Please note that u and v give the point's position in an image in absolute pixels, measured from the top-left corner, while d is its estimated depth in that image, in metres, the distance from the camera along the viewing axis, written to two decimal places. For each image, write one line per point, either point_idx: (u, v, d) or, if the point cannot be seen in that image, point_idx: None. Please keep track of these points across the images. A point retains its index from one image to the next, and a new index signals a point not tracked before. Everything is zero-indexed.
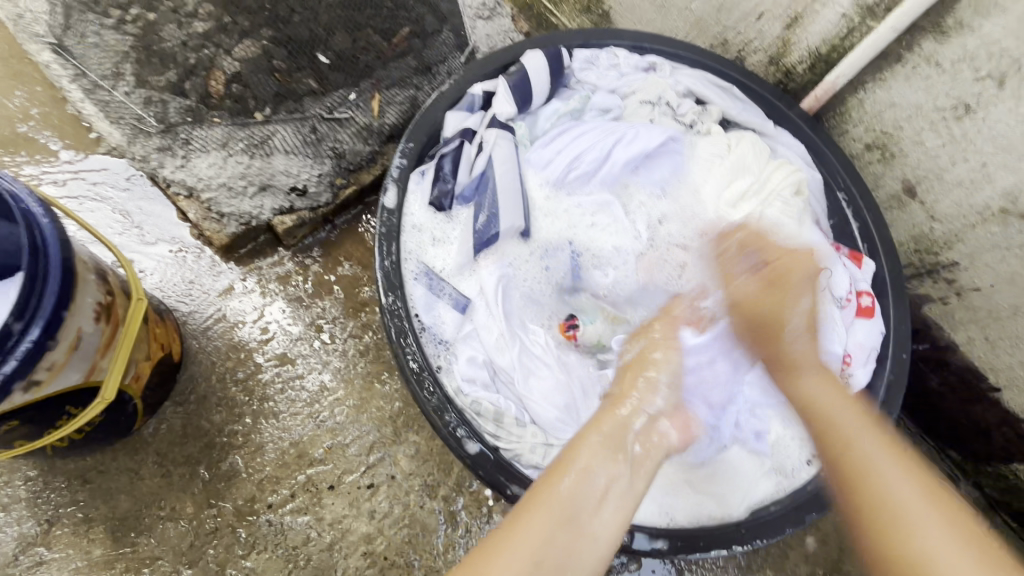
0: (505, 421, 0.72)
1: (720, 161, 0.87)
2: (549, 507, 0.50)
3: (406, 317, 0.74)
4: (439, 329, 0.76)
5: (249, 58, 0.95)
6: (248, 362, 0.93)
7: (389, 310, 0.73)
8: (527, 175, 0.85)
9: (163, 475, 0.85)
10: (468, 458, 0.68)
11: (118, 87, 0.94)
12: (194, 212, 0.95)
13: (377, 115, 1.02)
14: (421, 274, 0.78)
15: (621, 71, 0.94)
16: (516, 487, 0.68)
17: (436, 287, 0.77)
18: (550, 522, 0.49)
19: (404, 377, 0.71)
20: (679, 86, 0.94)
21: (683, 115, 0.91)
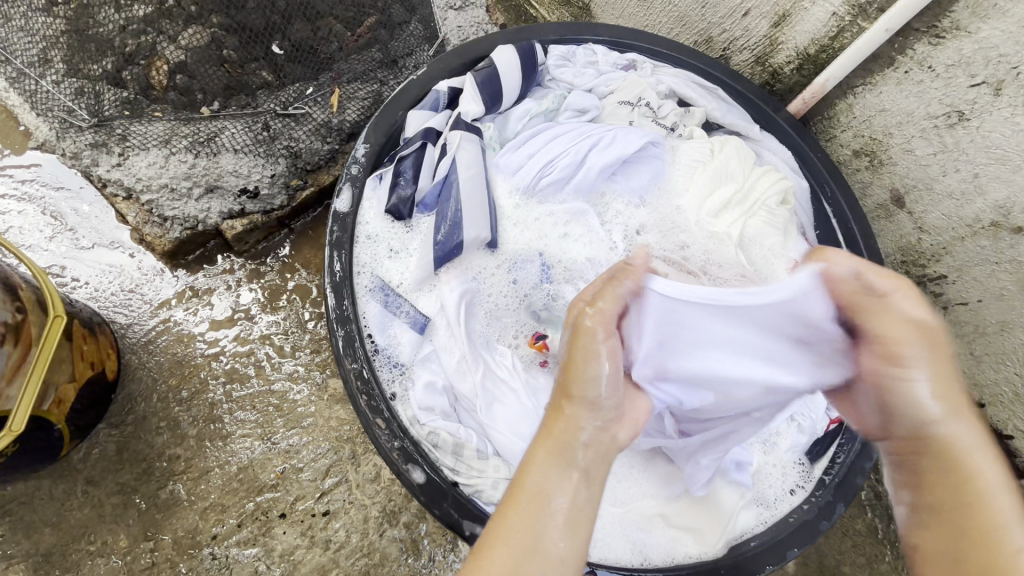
0: (465, 453, 0.66)
1: (702, 168, 0.81)
2: (503, 545, 0.40)
3: (358, 339, 0.68)
4: (395, 350, 0.70)
5: (196, 46, 0.88)
6: (194, 379, 0.86)
7: (341, 333, 0.67)
8: (495, 180, 0.79)
9: (94, 506, 0.77)
10: (414, 487, 0.64)
11: (47, 76, 0.85)
12: (134, 215, 0.86)
13: (336, 111, 0.94)
14: (376, 291, 0.71)
15: (600, 69, 0.88)
16: (474, 526, 0.64)
17: (393, 304, 0.71)
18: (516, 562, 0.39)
19: (355, 407, 0.66)
20: (661, 85, 0.88)
21: (664, 117, 0.85)
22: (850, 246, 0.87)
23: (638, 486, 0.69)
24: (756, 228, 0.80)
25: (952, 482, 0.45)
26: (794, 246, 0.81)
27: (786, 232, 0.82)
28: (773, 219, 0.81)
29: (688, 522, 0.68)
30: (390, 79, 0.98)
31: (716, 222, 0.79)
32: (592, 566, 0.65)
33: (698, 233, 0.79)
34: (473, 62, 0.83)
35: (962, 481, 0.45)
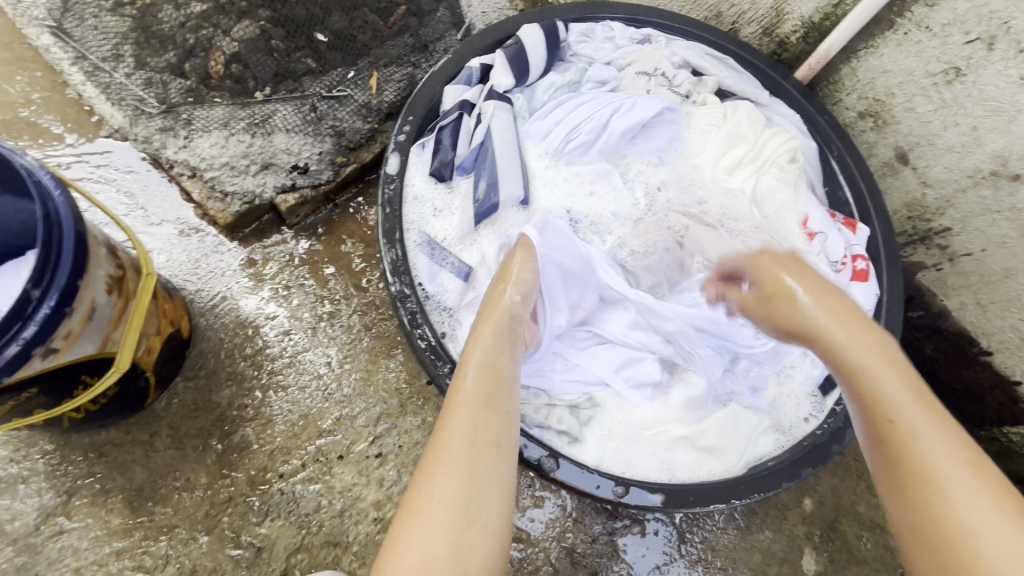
0: None
1: (716, 130, 0.88)
2: (464, 401, 0.57)
3: (411, 286, 0.77)
4: (442, 297, 0.79)
5: (247, 38, 0.98)
6: (256, 338, 0.95)
7: (395, 279, 0.76)
8: (526, 146, 0.86)
9: (176, 447, 0.87)
10: None
11: (118, 69, 0.95)
12: (198, 191, 0.95)
13: (375, 92, 1.02)
14: (423, 243, 0.80)
15: (617, 43, 0.95)
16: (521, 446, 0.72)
17: (438, 256, 0.80)
18: (466, 441, 0.55)
19: (412, 347, 0.74)
20: (676, 56, 0.95)
21: (679, 86, 0.92)
22: (856, 201, 0.93)
23: (665, 413, 0.78)
24: (768, 184, 0.86)
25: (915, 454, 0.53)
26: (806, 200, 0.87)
27: (797, 188, 0.87)
28: (783, 175, 0.87)
29: (709, 443, 0.76)
30: (422, 63, 1.06)
31: (731, 179, 0.86)
32: (623, 481, 0.73)
33: (713, 189, 0.86)
34: (500, 40, 0.90)
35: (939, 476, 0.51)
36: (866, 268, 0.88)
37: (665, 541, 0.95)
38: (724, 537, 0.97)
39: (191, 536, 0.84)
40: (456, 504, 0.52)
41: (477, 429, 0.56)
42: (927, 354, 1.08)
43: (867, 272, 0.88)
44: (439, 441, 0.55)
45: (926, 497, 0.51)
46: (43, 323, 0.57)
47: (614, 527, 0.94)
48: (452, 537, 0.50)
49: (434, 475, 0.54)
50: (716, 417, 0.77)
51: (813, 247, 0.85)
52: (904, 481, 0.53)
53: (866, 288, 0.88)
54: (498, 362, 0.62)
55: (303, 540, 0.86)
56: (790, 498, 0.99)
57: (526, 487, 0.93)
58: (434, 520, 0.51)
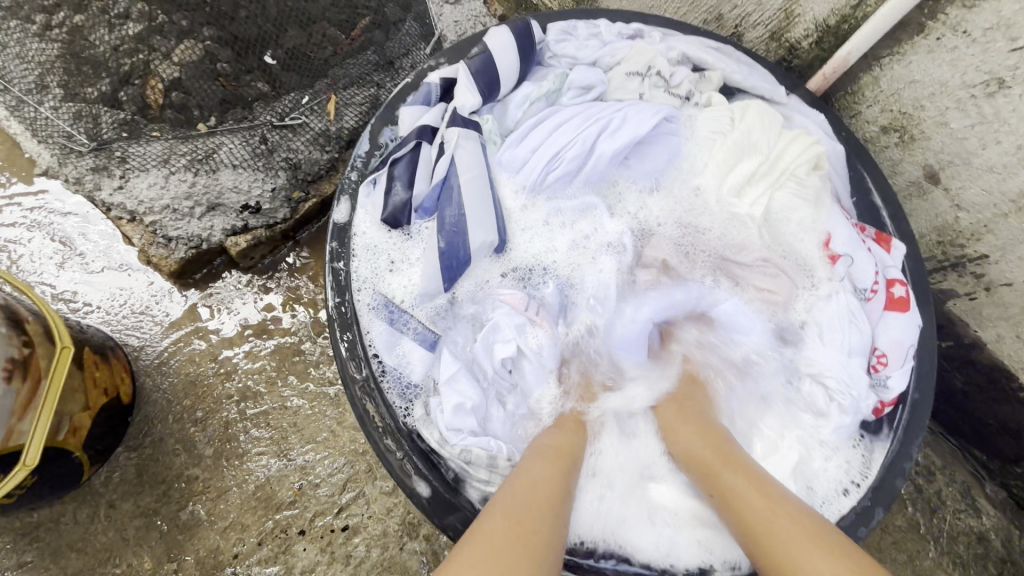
0: (498, 466, 0.68)
1: (722, 139, 0.77)
2: (529, 475, 0.58)
3: (364, 360, 0.70)
4: (405, 368, 0.71)
5: (190, 61, 0.87)
6: (208, 399, 0.86)
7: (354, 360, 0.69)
8: (499, 179, 0.76)
9: (117, 529, 0.78)
10: (421, 498, 0.66)
11: (44, 102, 0.85)
12: (139, 237, 0.86)
13: (334, 118, 0.92)
14: (382, 310, 0.71)
15: (604, 40, 0.84)
16: None
17: (399, 322, 0.72)
18: (513, 513, 0.51)
19: (368, 431, 0.68)
20: (672, 51, 0.83)
21: (678, 87, 0.81)
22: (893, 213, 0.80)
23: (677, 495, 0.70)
24: (783, 201, 0.77)
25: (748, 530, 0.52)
26: (831, 216, 0.76)
27: (820, 203, 0.76)
28: (804, 189, 0.76)
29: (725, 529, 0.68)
30: (388, 81, 0.96)
31: (739, 201, 0.77)
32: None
33: (717, 215, 0.77)
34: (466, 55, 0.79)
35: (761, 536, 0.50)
36: (905, 296, 0.74)
37: None
38: None
39: None
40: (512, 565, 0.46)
41: (547, 502, 0.55)
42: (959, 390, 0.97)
43: (907, 300, 0.74)
44: (501, 505, 0.53)
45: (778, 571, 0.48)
46: None
47: None
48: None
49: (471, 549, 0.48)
50: None
51: (836, 274, 0.75)
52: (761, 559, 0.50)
53: (908, 319, 0.74)
54: (572, 454, 0.63)
55: None
56: None
57: None
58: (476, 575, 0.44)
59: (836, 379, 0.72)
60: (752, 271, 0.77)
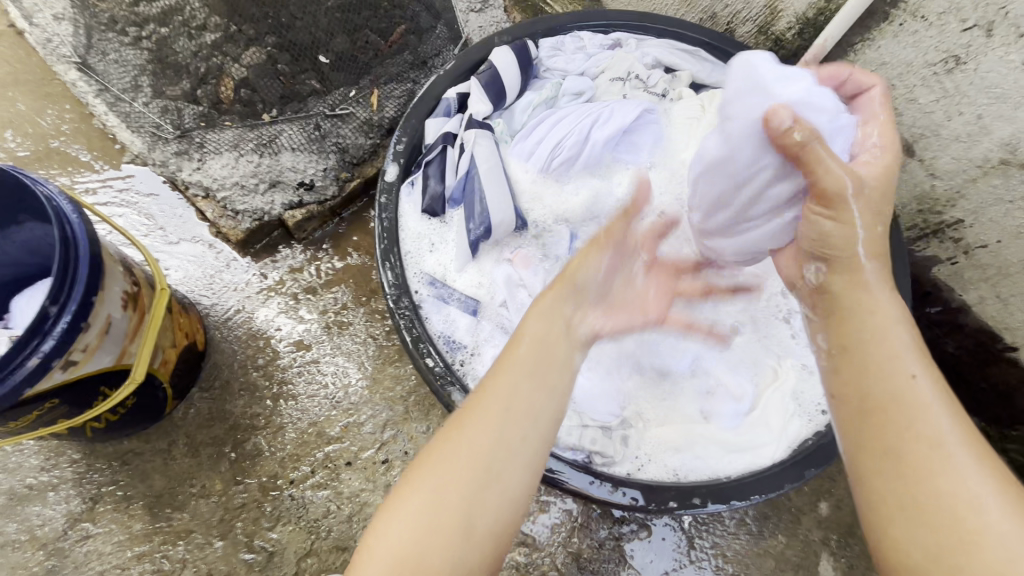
0: None
1: (698, 122, 0.87)
2: (502, 370, 0.57)
3: (417, 323, 0.77)
4: (451, 330, 0.79)
5: (256, 64, 1.00)
6: (267, 349, 0.99)
7: (401, 316, 0.76)
8: (511, 167, 0.88)
9: (193, 456, 0.91)
10: None
11: (138, 99, 1.02)
12: (212, 211, 1.01)
13: (376, 109, 1.07)
14: (429, 284, 0.81)
15: (588, 52, 0.96)
16: (554, 468, 0.73)
17: (444, 293, 0.81)
18: (499, 411, 0.55)
19: (426, 379, 0.74)
20: (647, 57, 0.94)
21: (654, 86, 0.91)
22: None
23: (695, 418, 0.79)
24: None
25: (898, 409, 0.48)
26: None
27: None
28: None
29: (745, 443, 0.77)
30: (420, 78, 1.11)
31: None
32: (686, 494, 0.73)
33: None
34: (473, 66, 0.90)
35: (908, 421, 0.47)
36: None
37: (674, 547, 0.94)
38: (736, 542, 0.95)
39: (206, 541, 0.88)
40: (455, 489, 0.51)
41: (515, 399, 0.55)
42: (949, 353, 1.04)
43: None
44: (464, 414, 0.55)
45: (924, 470, 0.45)
46: (60, 337, 0.62)
47: (621, 533, 0.93)
48: (446, 497, 0.51)
49: (424, 474, 0.53)
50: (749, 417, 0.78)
51: None
52: (890, 453, 0.47)
53: None
54: (555, 336, 0.60)
55: (313, 544, 0.89)
56: (805, 504, 0.96)
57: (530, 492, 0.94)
58: (417, 499, 0.51)
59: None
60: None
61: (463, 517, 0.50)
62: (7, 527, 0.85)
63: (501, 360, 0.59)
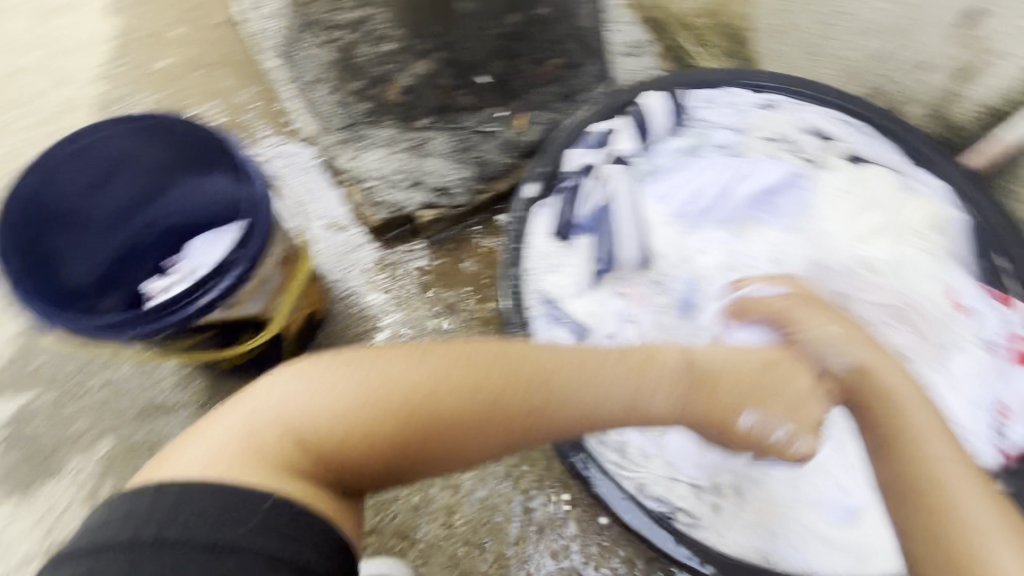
0: (629, 451, 0.77)
1: (848, 196, 0.88)
2: (410, 385, 0.55)
3: (527, 340, 0.78)
4: None
5: (421, 75, 1.12)
6: (374, 331, 1.06)
7: (513, 330, 0.78)
8: (647, 205, 0.91)
9: None
10: (573, 464, 0.72)
11: (319, 91, 1.16)
12: (357, 197, 1.11)
13: (519, 131, 1.13)
14: (543, 302, 0.83)
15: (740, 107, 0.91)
16: (636, 517, 0.70)
17: (557, 313, 0.83)
18: (403, 420, 0.54)
19: None
20: (804, 121, 0.88)
21: (807, 152, 0.91)
22: None
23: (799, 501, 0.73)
24: (908, 254, 0.85)
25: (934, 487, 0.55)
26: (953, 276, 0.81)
27: (945, 257, 0.83)
28: (928, 244, 0.84)
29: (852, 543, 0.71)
30: (564, 108, 1.16)
31: (865, 246, 0.87)
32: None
33: (846, 258, 0.87)
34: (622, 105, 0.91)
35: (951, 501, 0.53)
36: None
37: None
38: None
39: None
40: (348, 415, 0.54)
41: (429, 417, 0.55)
42: None
43: None
44: (367, 378, 0.55)
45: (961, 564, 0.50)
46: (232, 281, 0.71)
47: None
48: (303, 411, 0.54)
49: (296, 393, 0.55)
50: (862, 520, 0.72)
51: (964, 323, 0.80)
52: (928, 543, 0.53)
53: None
54: (535, 382, 0.58)
55: (377, 524, 0.92)
56: None
57: (594, 535, 0.90)
58: (309, 390, 0.55)
59: (963, 427, 0.76)
60: (870, 311, 0.83)
61: (361, 436, 0.54)
62: (135, 434, 0.97)
63: (449, 368, 0.57)
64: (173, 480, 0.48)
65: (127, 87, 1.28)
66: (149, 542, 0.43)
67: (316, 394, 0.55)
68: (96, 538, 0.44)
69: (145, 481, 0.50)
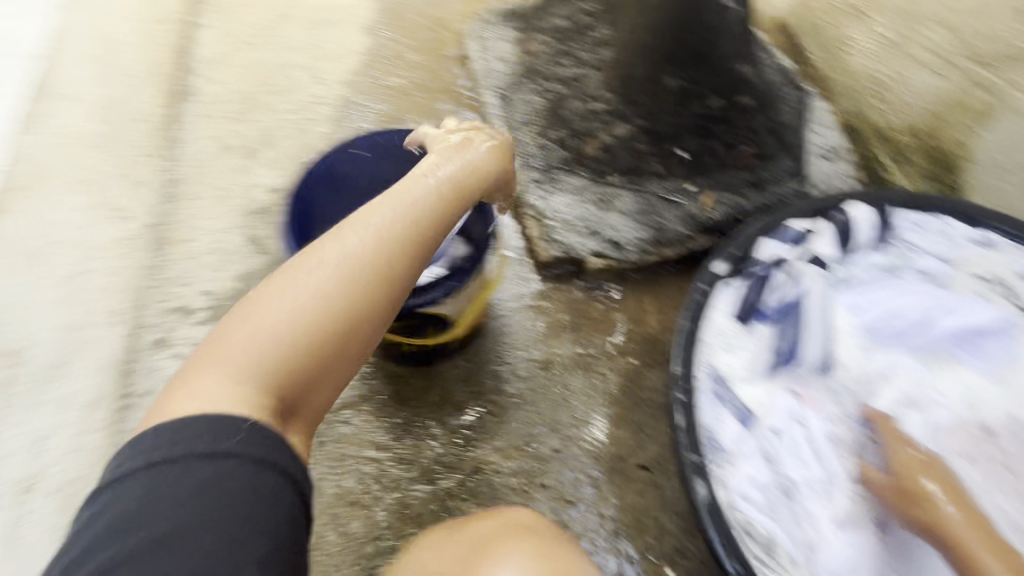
0: (776, 552, 0.76)
1: None
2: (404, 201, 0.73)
3: (693, 415, 0.79)
4: (717, 433, 0.81)
5: (620, 136, 1.20)
6: (523, 353, 1.13)
7: (683, 401, 0.79)
8: (835, 313, 0.91)
9: (437, 405, 1.08)
10: (723, 556, 0.71)
11: (525, 131, 1.30)
12: (535, 230, 1.20)
13: (705, 208, 1.18)
14: (713, 379, 0.84)
15: (955, 238, 0.89)
16: None
17: (725, 395, 0.84)
18: (414, 224, 0.72)
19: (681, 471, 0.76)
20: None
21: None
22: None
23: None
24: None
25: None
26: None
27: None
28: None
29: None
30: (751, 196, 1.20)
31: None
32: None
33: None
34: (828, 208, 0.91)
35: None
36: None
37: None
38: None
39: (415, 479, 1.02)
40: (347, 280, 0.66)
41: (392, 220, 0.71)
42: None
43: None
44: (367, 215, 0.71)
45: None
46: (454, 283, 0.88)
47: None
48: (367, 260, 0.68)
49: (345, 244, 0.68)
50: None
51: None
52: None
53: None
54: (418, 205, 0.73)
55: None
56: None
57: None
58: (359, 242, 0.68)
59: None
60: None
61: (387, 270, 0.69)
62: None
63: (399, 189, 0.75)
64: (192, 413, 0.55)
65: (359, 88, 1.45)
66: (201, 454, 0.52)
67: (358, 230, 0.69)
68: (154, 455, 0.52)
69: (173, 413, 0.56)
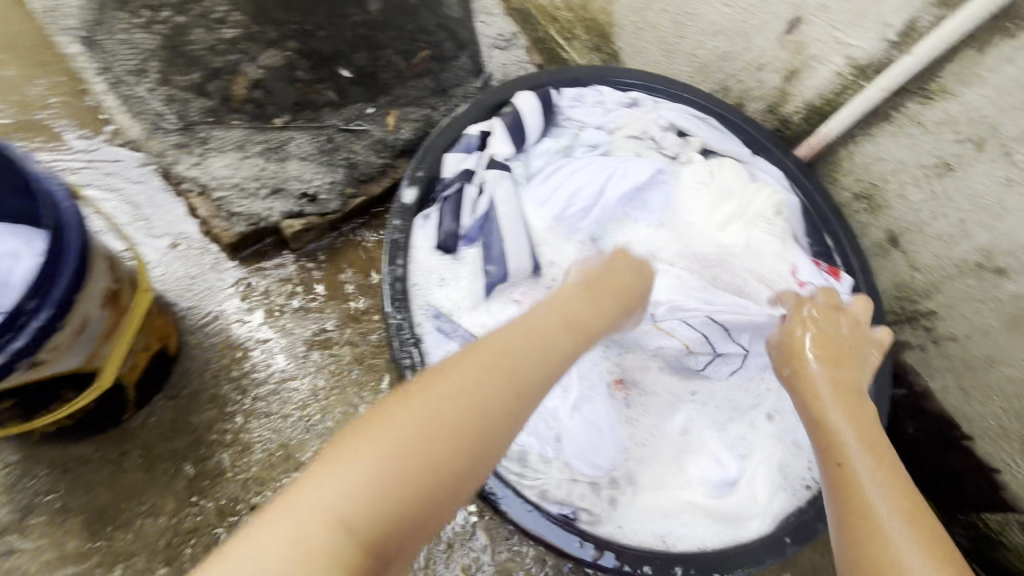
0: (529, 460, 0.78)
1: (705, 189, 0.92)
2: (550, 331, 0.60)
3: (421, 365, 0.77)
4: None
5: (273, 66, 0.99)
6: (244, 361, 0.93)
7: (404, 353, 0.77)
8: (527, 211, 0.90)
9: (146, 470, 0.85)
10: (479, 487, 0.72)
11: (142, 84, 0.98)
12: (205, 208, 0.96)
13: (391, 129, 1.05)
14: (433, 318, 0.82)
15: (607, 107, 0.97)
16: (540, 523, 0.72)
17: (448, 330, 0.82)
18: (540, 350, 0.57)
19: None
20: (661, 119, 0.97)
21: (667, 148, 0.95)
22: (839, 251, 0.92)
23: (689, 480, 0.80)
24: (758, 238, 0.90)
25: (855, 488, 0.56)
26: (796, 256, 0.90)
27: (788, 240, 0.90)
28: (773, 229, 0.90)
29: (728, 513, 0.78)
30: (438, 105, 1.09)
31: (724, 236, 0.90)
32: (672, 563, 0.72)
33: (711, 246, 0.90)
34: (496, 106, 0.91)
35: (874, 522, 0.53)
36: (857, 317, 0.88)
37: None
38: None
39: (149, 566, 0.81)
40: (464, 420, 0.49)
41: (554, 352, 0.58)
42: (910, 438, 0.99)
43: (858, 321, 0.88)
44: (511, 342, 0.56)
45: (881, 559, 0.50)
46: (31, 336, 0.57)
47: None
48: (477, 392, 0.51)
49: (432, 393, 0.50)
50: (738, 492, 0.79)
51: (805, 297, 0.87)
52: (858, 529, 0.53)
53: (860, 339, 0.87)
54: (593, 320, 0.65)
55: None
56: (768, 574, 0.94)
57: (502, 541, 0.90)
58: (464, 383, 0.51)
59: None
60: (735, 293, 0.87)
61: (482, 408, 0.50)
62: None
63: (531, 317, 0.60)
64: None
65: None
66: None
67: (495, 362, 0.53)
68: None
69: None
